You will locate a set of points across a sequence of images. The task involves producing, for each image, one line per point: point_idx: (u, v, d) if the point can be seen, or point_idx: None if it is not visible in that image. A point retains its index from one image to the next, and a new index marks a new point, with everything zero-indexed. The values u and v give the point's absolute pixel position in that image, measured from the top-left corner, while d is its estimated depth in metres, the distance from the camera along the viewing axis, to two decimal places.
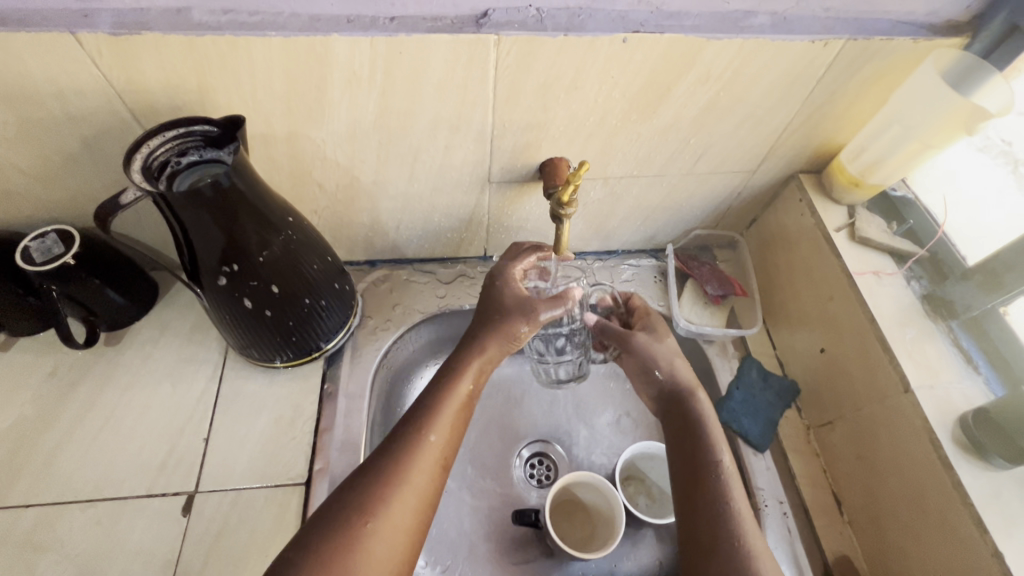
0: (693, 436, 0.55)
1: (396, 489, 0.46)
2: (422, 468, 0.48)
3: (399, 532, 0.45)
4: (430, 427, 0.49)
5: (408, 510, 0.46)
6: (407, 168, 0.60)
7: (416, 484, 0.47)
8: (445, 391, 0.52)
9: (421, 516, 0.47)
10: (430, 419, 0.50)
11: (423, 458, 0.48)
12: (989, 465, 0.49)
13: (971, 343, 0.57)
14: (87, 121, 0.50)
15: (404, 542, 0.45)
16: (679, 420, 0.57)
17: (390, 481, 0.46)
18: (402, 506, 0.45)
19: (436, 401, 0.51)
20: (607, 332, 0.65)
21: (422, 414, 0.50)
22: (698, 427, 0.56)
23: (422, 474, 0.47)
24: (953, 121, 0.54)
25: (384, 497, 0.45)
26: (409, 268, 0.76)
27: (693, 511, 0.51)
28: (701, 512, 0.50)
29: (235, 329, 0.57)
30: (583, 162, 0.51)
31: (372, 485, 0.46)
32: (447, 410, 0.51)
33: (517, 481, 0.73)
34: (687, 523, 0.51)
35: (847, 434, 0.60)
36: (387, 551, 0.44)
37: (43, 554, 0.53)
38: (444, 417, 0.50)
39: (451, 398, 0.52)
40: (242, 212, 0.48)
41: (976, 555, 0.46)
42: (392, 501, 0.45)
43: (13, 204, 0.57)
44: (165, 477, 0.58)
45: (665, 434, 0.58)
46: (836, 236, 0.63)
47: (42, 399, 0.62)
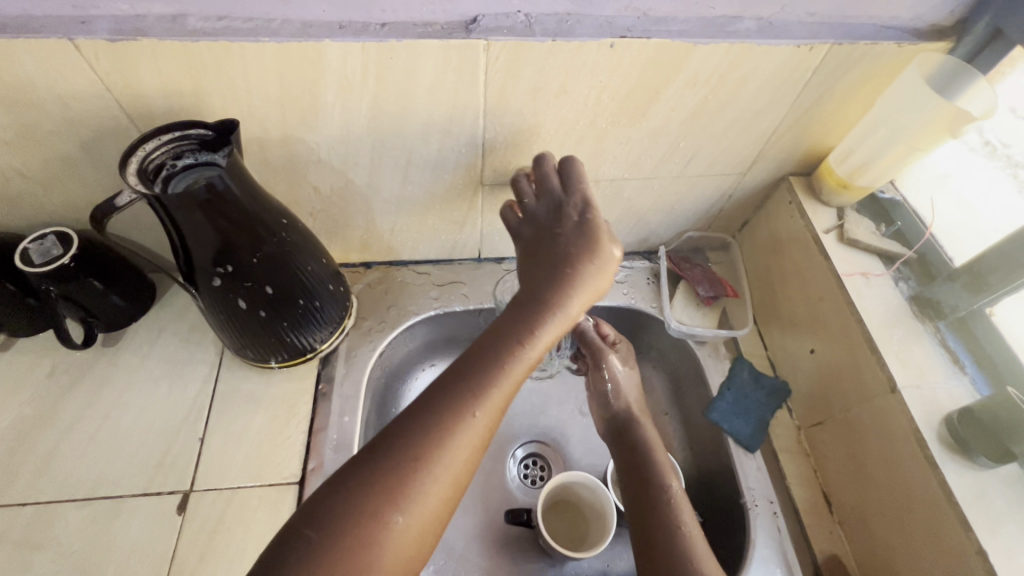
0: (646, 464, 0.59)
1: (430, 474, 0.40)
2: (465, 450, 0.42)
3: (428, 523, 0.40)
4: (479, 406, 0.43)
5: (441, 496, 0.41)
6: (401, 171, 0.60)
7: (453, 469, 0.41)
8: (506, 360, 0.45)
9: (451, 501, 0.42)
10: (479, 395, 0.43)
11: (465, 441, 0.42)
12: (975, 464, 0.49)
13: (958, 344, 0.57)
14: (84, 124, 0.51)
15: (429, 532, 0.41)
16: (628, 449, 0.61)
17: (426, 466, 0.40)
18: (435, 493, 0.40)
19: (490, 375, 0.44)
20: (586, 339, 0.68)
21: (473, 389, 0.43)
22: (648, 454, 0.60)
23: (461, 457, 0.42)
24: (937, 125, 0.55)
25: (417, 481, 0.40)
26: (404, 269, 0.77)
27: (648, 532, 0.53)
28: (657, 532, 0.52)
29: (230, 330, 0.58)
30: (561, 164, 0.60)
31: (403, 469, 0.40)
32: (499, 390, 0.44)
33: (511, 481, 0.74)
34: (643, 544, 0.52)
35: (836, 434, 0.61)
36: (413, 541, 0.39)
37: (40, 552, 0.54)
38: (495, 395, 0.44)
39: (508, 372, 0.45)
40: (236, 214, 0.49)
41: (961, 554, 0.47)
42: (426, 489, 0.40)
43: (11, 207, 0.58)
44: (161, 476, 0.59)
45: (617, 460, 0.62)
46: (825, 238, 0.64)
47: (41, 399, 0.63)
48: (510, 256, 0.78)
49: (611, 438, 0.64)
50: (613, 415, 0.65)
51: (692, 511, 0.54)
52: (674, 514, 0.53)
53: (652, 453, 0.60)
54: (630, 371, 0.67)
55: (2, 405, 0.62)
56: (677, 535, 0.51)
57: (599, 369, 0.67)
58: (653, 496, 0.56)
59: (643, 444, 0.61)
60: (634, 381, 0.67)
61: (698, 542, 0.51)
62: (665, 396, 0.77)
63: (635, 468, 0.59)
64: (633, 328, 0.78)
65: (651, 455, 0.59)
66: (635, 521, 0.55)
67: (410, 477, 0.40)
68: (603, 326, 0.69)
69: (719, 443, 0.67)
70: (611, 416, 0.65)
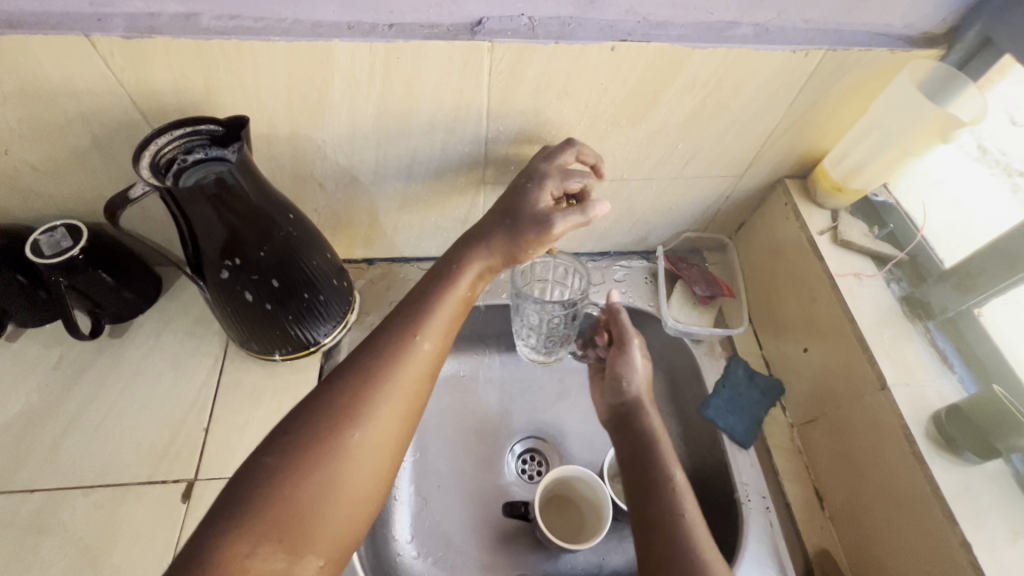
0: (647, 452, 0.59)
1: (384, 394, 0.46)
2: (413, 372, 0.48)
3: (384, 436, 0.45)
4: (419, 333, 0.50)
5: (397, 413, 0.46)
6: (404, 168, 0.62)
7: (405, 389, 0.47)
8: (445, 295, 0.53)
9: (406, 421, 0.47)
10: (422, 325, 0.50)
11: (413, 365, 0.48)
12: (961, 461, 0.51)
13: (947, 343, 0.58)
14: (97, 119, 0.52)
15: (389, 446, 0.46)
16: (631, 435, 0.62)
17: (380, 387, 0.46)
18: (388, 410, 0.46)
19: (428, 308, 0.52)
20: (616, 322, 0.68)
21: (413, 320, 0.50)
22: (650, 439, 0.60)
23: (410, 379, 0.48)
24: (930, 129, 0.56)
25: (372, 400, 0.46)
26: (406, 266, 0.78)
27: (651, 524, 0.53)
28: (659, 524, 0.53)
29: (236, 322, 0.59)
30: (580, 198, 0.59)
31: (359, 392, 0.45)
32: (436, 320, 0.51)
33: (509, 476, 0.75)
34: (646, 536, 0.53)
35: (827, 431, 0.62)
36: (372, 452, 0.44)
37: (46, 537, 0.55)
38: (434, 324, 0.51)
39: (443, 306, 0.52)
40: (245, 208, 0.50)
41: (947, 547, 0.48)
42: (382, 405, 0.45)
43: (23, 199, 0.60)
44: (166, 464, 0.60)
45: (618, 445, 0.63)
46: (819, 239, 0.65)
47: (48, 388, 0.64)
48: None
49: (614, 424, 0.65)
50: (620, 401, 0.65)
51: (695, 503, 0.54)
52: (674, 505, 0.53)
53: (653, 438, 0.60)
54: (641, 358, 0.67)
55: (10, 393, 0.63)
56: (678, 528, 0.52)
57: (621, 355, 0.67)
58: (653, 485, 0.56)
59: (647, 433, 0.61)
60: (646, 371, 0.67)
61: (701, 537, 0.51)
62: (661, 393, 0.78)
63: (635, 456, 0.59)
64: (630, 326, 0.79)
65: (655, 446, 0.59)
66: (635, 511, 0.55)
67: (366, 395, 0.45)
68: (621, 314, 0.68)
69: (713, 439, 0.68)
70: (617, 401, 0.66)
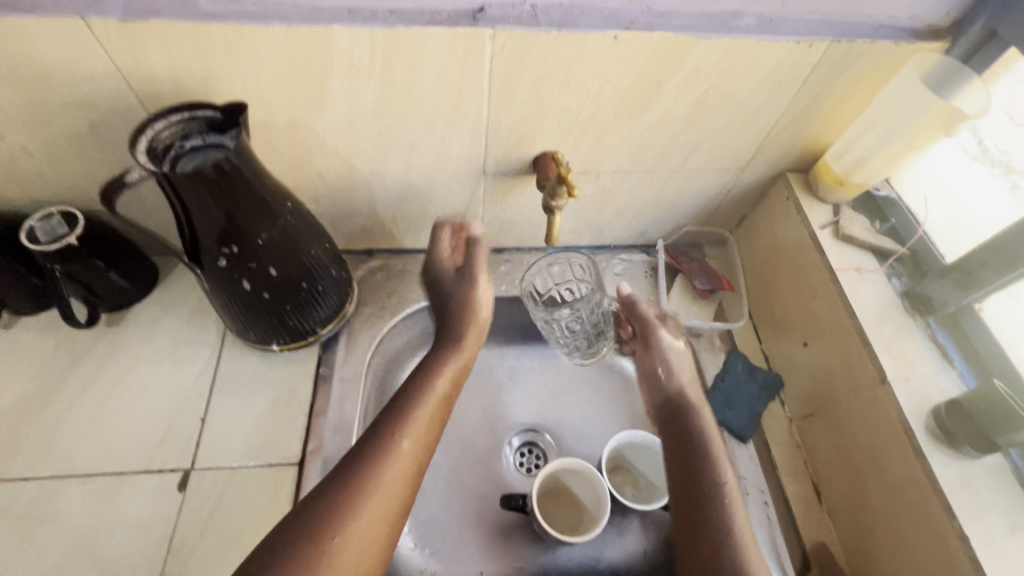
0: (698, 452, 0.57)
1: (366, 496, 0.46)
2: (395, 473, 0.48)
3: (367, 542, 0.45)
4: (400, 430, 0.51)
5: (378, 519, 0.46)
6: (404, 158, 0.61)
7: (386, 490, 0.47)
8: (425, 393, 0.55)
9: (389, 524, 0.47)
10: (404, 425, 0.51)
11: (396, 465, 0.49)
12: (961, 456, 0.50)
13: (947, 338, 0.58)
14: (93, 104, 0.51)
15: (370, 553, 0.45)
16: (681, 435, 0.60)
17: (363, 489, 0.46)
18: (370, 514, 0.46)
19: (409, 408, 0.53)
20: (636, 316, 0.69)
21: (395, 418, 0.52)
22: (703, 439, 0.58)
23: (394, 481, 0.48)
24: (934, 122, 0.56)
25: (353, 505, 0.45)
26: (405, 258, 0.78)
27: (700, 530, 0.52)
28: (709, 532, 0.51)
29: (234, 311, 0.58)
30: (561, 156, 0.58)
31: (343, 497, 0.45)
32: (417, 418, 0.52)
33: (506, 469, 0.75)
34: (693, 543, 0.52)
35: (826, 425, 0.62)
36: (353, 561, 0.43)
37: (42, 526, 0.55)
38: (416, 424, 0.52)
39: (425, 405, 0.54)
40: (242, 194, 0.49)
41: (945, 541, 0.48)
42: (361, 509, 0.45)
43: (20, 186, 0.59)
44: (163, 453, 0.60)
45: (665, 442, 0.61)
46: (821, 234, 0.65)
47: (44, 377, 0.64)
48: (509, 247, 0.79)
49: (663, 422, 0.63)
50: (668, 399, 0.64)
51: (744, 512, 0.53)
52: (724, 513, 0.52)
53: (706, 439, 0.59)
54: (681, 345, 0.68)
55: (6, 381, 0.63)
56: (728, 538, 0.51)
57: (649, 350, 0.69)
58: (704, 488, 0.54)
59: (697, 431, 0.59)
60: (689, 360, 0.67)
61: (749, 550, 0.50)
62: None
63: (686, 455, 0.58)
64: None
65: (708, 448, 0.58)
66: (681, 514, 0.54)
67: (349, 499, 0.45)
68: (637, 305, 0.69)
69: None
70: (665, 400, 0.64)
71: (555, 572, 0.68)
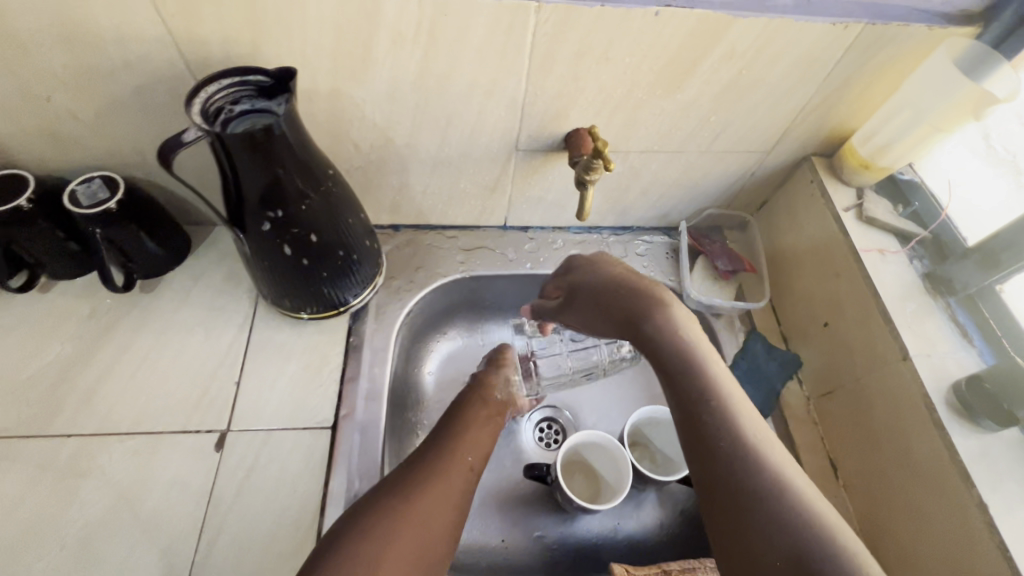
0: (675, 383, 0.51)
1: (433, 488, 0.52)
2: (457, 474, 0.54)
3: (425, 533, 0.50)
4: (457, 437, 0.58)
5: (443, 510, 0.51)
6: (439, 131, 0.62)
7: (449, 486, 0.53)
8: (471, 416, 0.62)
9: (454, 517, 0.52)
10: (458, 441, 0.58)
11: (451, 469, 0.54)
12: (979, 428, 0.52)
13: (968, 318, 0.59)
14: (142, 68, 0.52)
15: (435, 540, 0.50)
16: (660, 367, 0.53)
17: (431, 482, 0.53)
18: (437, 505, 0.51)
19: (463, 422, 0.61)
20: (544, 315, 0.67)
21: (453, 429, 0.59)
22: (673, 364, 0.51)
23: (455, 479, 0.54)
24: (964, 105, 0.57)
25: (421, 494, 0.51)
26: (431, 233, 0.79)
27: (714, 453, 0.46)
28: (721, 452, 0.46)
29: (270, 276, 0.60)
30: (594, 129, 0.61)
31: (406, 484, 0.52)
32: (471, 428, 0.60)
33: (527, 442, 0.77)
34: (710, 476, 0.45)
35: (845, 402, 0.64)
36: (420, 543, 0.49)
37: (85, 480, 0.56)
38: (472, 436, 0.59)
39: (474, 423, 0.61)
40: (290, 159, 0.50)
41: (962, 507, 0.50)
42: (421, 495, 0.51)
43: (62, 150, 0.60)
44: (199, 415, 0.61)
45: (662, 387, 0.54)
46: (845, 216, 0.66)
47: (81, 339, 0.65)
48: (533, 226, 0.80)
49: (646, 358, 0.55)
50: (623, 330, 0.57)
51: (756, 418, 0.47)
52: (738, 451, 0.45)
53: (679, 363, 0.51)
54: (590, 269, 0.62)
55: (43, 342, 0.64)
56: (756, 465, 0.44)
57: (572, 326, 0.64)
58: (698, 409, 0.48)
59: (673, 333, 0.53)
60: (610, 273, 0.60)
61: (787, 475, 0.44)
62: None
63: (667, 378, 0.51)
64: None
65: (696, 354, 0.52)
66: (689, 443, 0.48)
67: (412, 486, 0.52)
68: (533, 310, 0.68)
69: None
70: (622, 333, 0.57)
71: (573, 541, 0.70)
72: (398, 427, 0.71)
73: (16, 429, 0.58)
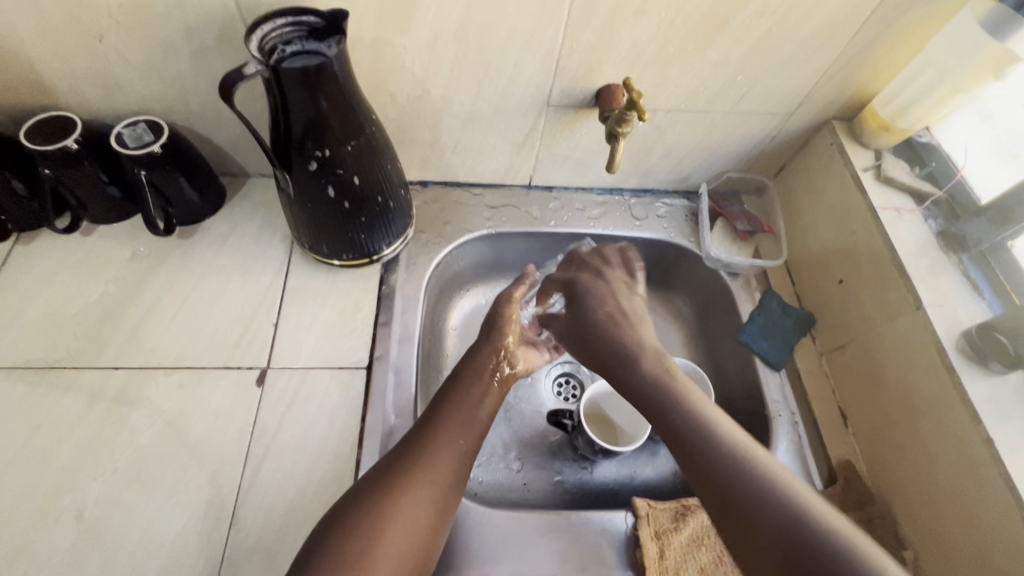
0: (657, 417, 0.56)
1: (423, 472, 0.52)
2: (448, 456, 0.54)
3: (416, 519, 0.50)
4: (449, 416, 0.57)
5: (431, 495, 0.51)
6: (476, 83, 0.64)
7: (439, 471, 0.52)
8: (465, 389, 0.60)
9: (444, 498, 0.52)
10: (451, 418, 0.57)
11: (441, 452, 0.54)
12: (988, 371, 0.55)
13: (977, 273, 0.62)
14: (194, 10, 0.54)
15: (424, 526, 0.50)
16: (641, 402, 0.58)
17: (422, 465, 0.52)
18: (427, 492, 0.51)
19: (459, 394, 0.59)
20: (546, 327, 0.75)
21: (444, 407, 0.58)
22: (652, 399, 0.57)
23: (446, 461, 0.53)
24: (985, 65, 0.59)
25: (409, 482, 0.51)
26: (458, 190, 0.81)
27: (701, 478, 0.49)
28: (706, 473, 0.49)
29: (310, 220, 0.62)
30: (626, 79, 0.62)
31: (395, 469, 0.52)
32: (462, 406, 0.58)
33: (546, 395, 0.80)
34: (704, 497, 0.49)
35: (857, 354, 0.67)
36: (412, 531, 0.49)
37: (134, 409, 0.59)
38: (462, 413, 0.58)
39: (467, 400, 0.59)
40: (340, 100, 0.52)
41: (971, 444, 0.53)
42: (413, 481, 0.51)
43: (108, 93, 0.62)
44: (240, 352, 0.64)
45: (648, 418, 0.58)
46: (864, 176, 0.68)
47: (124, 279, 0.67)
48: (557, 186, 0.82)
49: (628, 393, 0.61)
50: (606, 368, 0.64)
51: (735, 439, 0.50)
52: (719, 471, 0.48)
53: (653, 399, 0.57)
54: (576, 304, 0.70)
55: (89, 282, 0.66)
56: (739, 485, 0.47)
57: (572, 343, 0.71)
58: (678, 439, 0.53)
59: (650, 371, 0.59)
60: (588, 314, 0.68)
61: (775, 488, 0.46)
62: (692, 325, 0.83)
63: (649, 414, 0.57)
64: (668, 261, 0.83)
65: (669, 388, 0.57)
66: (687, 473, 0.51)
67: (402, 473, 0.51)
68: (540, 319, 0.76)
69: (746, 362, 0.73)
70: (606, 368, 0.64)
71: (591, 487, 0.73)
72: (427, 376, 0.74)
73: (68, 360, 0.61)
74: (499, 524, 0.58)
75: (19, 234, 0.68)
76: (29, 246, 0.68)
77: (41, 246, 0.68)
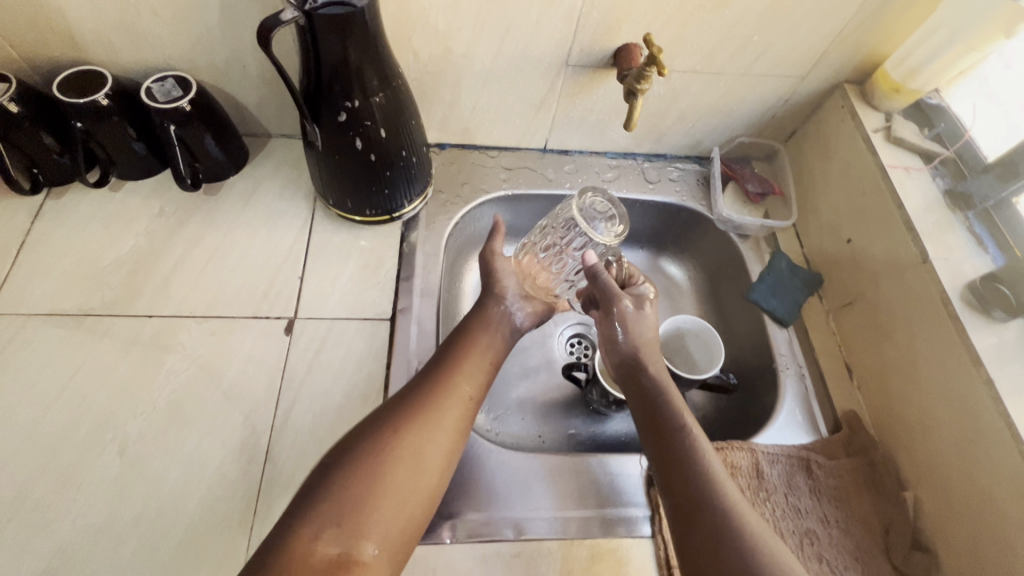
0: (668, 433, 0.53)
1: (429, 423, 0.53)
2: (454, 404, 0.55)
3: (419, 465, 0.51)
4: (456, 372, 0.57)
5: (438, 439, 0.52)
6: (497, 42, 0.65)
7: (444, 418, 0.54)
8: (471, 342, 0.61)
9: (449, 445, 0.53)
10: (459, 368, 0.58)
11: (449, 401, 0.55)
12: (991, 319, 0.57)
13: (982, 229, 0.64)
14: None
15: (429, 470, 0.51)
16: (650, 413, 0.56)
17: (428, 414, 0.53)
18: (437, 440, 0.52)
19: (468, 338, 0.61)
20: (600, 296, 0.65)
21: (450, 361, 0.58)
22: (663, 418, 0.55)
23: (453, 410, 0.55)
24: (998, 23, 0.60)
25: (416, 429, 0.52)
26: (476, 153, 0.83)
27: (690, 507, 0.48)
28: (697, 508, 0.48)
29: (336, 172, 0.63)
30: (647, 36, 0.58)
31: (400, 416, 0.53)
32: (468, 362, 0.59)
33: (558, 354, 0.82)
34: (692, 522, 0.47)
35: (864, 310, 0.69)
36: (417, 474, 0.50)
37: (169, 354, 0.61)
38: (469, 364, 0.58)
39: (474, 352, 0.60)
40: (371, 49, 0.53)
41: (972, 387, 0.55)
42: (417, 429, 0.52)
43: (137, 48, 0.63)
44: (268, 303, 0.66)
45: (641, 424, 0.56)
46: (874, 137, 0.70)
47: (154, 233, 0.69)
48: (572, 149, 0.84)
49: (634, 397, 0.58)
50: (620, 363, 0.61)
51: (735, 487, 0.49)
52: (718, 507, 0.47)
53: (669, 416, 0.55)
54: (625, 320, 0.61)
55: (119, 235, 0.68)
56: (729, 526, 0.46)
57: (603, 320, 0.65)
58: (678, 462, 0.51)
59: (665, 404, 0.55)
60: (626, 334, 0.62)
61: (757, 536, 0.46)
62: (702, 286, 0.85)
63: (657, 429, 0.54)
64: (680, 224, 0.85)
65: (682, 427, 0.54)
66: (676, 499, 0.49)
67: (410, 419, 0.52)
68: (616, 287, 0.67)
69: (756, 319, 0.75)
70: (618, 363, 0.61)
71: (603, 441, 0.76)
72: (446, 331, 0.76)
73: (103, 308, 0.63)
74: (519, 466, 0.61)
75: (50, 189, 0.70)
76: (59, 201, 0.70)
77: (70, 201, 0.70)
